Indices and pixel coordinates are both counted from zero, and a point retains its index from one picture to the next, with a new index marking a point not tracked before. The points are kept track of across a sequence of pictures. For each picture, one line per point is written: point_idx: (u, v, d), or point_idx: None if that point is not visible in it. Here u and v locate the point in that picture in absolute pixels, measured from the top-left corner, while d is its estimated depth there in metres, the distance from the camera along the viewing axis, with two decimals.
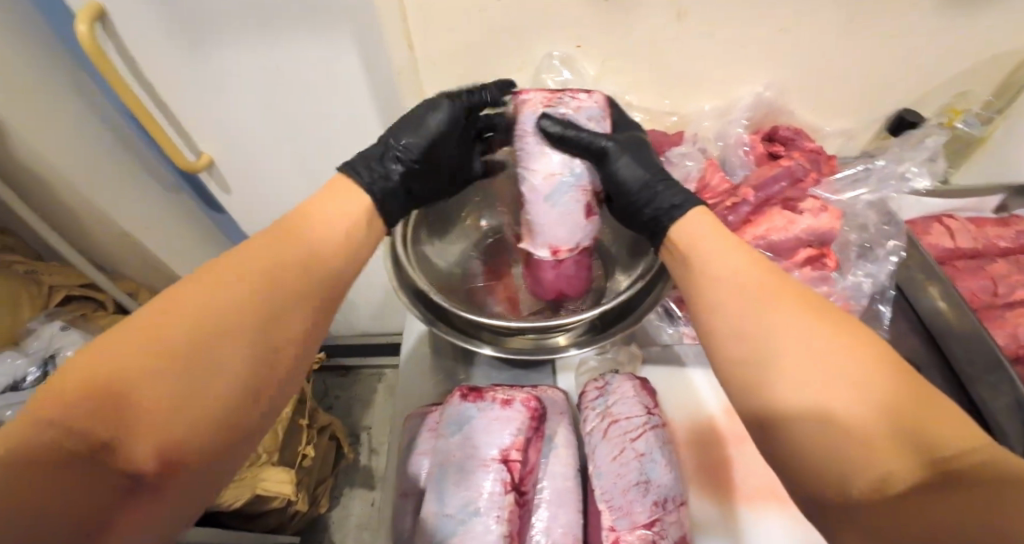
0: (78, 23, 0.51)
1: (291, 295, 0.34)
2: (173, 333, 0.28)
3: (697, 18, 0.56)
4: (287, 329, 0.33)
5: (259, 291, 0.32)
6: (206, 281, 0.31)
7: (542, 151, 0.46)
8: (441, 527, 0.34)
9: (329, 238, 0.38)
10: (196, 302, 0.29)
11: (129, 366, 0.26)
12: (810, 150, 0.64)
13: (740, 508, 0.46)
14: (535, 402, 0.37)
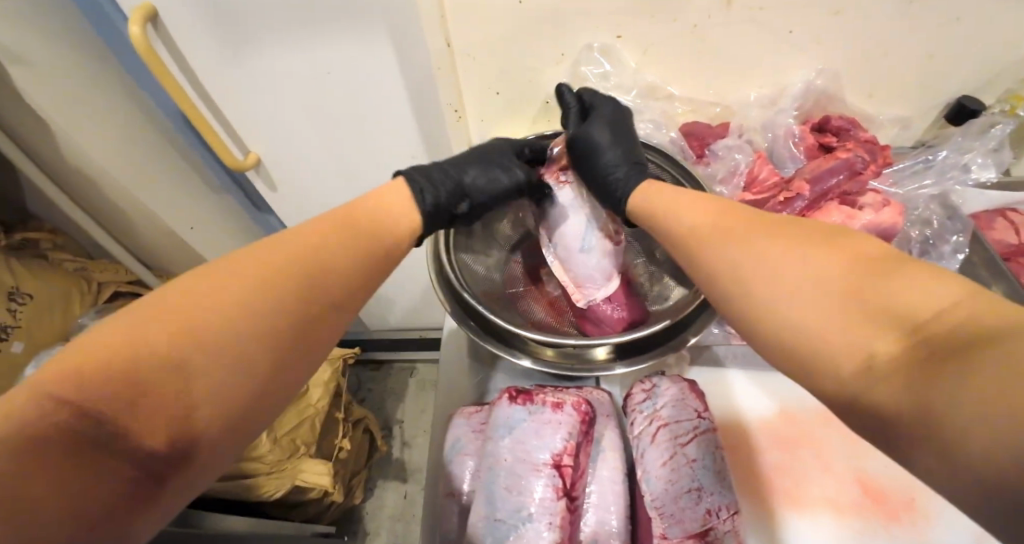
0: (132, 24, 0.52)
1: (275, 298, 0.30)
2: (142, 343, 0.25)
3: (745, 3, 0.54)
4: (275, 334, 0.30)
5: (269, 290, 0.30)
6: (192, 285, 0.29)
7: (553, 224, 0.52)
8: (491, 531, 0.34)
9: (334, 237, 0.36)
10: (170, 307, 0.27)
11: (93, 377, 0.24)
12: (865, 140, 0.61)
13: (793, 514, 0.43)
14: (586, 405, 0.36)
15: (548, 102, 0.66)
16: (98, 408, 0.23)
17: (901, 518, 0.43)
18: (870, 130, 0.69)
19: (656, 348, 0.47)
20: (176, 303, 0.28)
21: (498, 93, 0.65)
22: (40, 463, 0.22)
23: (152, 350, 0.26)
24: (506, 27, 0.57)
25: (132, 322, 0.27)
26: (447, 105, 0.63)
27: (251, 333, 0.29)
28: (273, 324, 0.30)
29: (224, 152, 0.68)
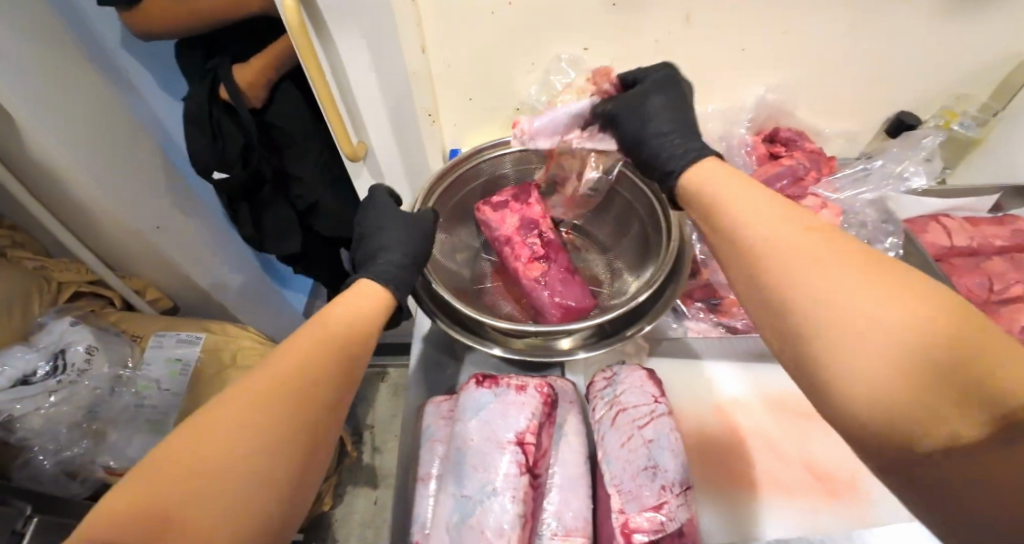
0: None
1: (286, 414, 0.33)
2: (171, 477, 0.27)
3: (704, 22, 0.59)
4: (288, 448, 0.32)
5: (281, 406, 0.33)
6: (209, 416, 0.31)
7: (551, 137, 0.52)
8: (458, 506, 0.35)
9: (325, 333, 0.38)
10: (190, 442, 0.29)
11: (129, 522, 0.25)
12: (810, 151, 0.66)
13: (746, 496, 0.46)
14: (548, 388, 0.39)
15: (520, 109, 0.68)
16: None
17: (845, 495, 0.46)
18: (819, 143, 0.74)
19: (616, 334, 0.49)
20: (195, 436, 0.30)
21: (472, 99, 0.67)
22: None
23: (187, 479, 0.28)
24: (480, 34, 0.60)
25: (139, 485, 0.27)
26: (422, 111, 0.66)
27: (265, 454, 0.31)
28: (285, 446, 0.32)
29: (345, 141, 0.64)
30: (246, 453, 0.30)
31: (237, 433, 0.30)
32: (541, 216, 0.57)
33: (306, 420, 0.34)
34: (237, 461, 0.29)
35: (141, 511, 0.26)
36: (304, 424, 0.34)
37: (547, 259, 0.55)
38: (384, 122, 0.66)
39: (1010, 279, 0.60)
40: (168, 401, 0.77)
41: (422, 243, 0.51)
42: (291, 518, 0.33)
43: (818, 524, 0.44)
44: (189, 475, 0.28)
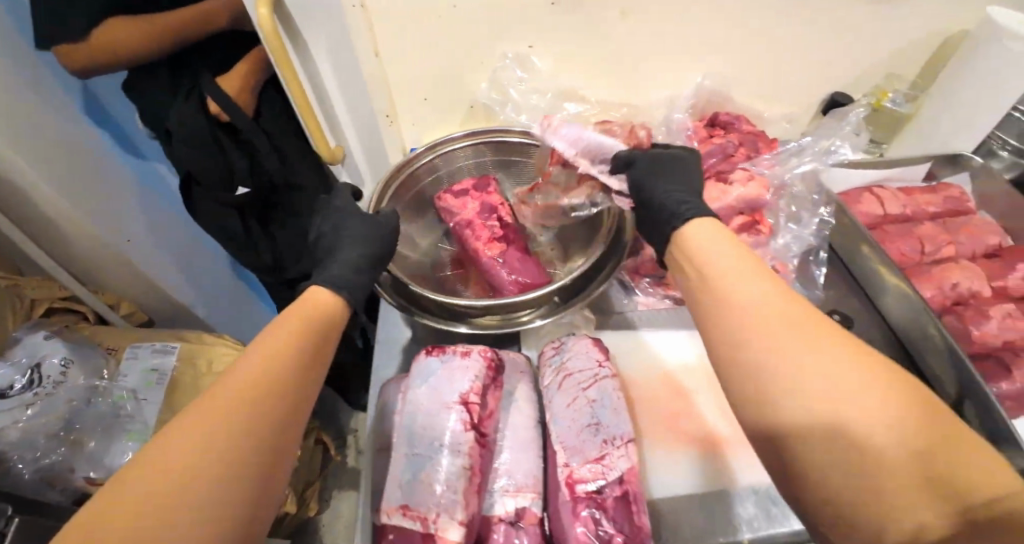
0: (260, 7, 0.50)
1: (243, 428, 0.31)
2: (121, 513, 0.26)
3: (639, 15, 0.62)
4: (247, 461, 0.30)
5: (236, 419, 0.31)
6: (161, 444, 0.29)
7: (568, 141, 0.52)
8: (409, 465, 0.37)
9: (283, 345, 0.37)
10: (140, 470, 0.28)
11: None
12: (748, 132, 0.69)
13: (691, 452, 0.49)
14: (491, 353, 0.42)
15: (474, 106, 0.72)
16: None
17: None
18: (761, 125, 0.78)
19: (568, 303, 0.53)
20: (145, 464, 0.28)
21: (427, 99, 0.70)
22: None
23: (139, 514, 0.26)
24: (431, 36, 0.63)
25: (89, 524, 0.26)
26: (380, 113, 0.70)
27: (220, 473, 0.29)
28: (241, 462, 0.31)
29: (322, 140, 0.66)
30: (198, 474, 0.28)
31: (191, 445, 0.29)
32: (500, 203, 0.60)
33: (266, 431, 0.33)
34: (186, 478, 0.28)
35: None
36: (263, 437, 0.32)
37: (505, 239, 0.58)
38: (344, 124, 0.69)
39: (939, 241, 0.64)
40: (147, 410, 0.77)
41: (380, 253, 0.50)
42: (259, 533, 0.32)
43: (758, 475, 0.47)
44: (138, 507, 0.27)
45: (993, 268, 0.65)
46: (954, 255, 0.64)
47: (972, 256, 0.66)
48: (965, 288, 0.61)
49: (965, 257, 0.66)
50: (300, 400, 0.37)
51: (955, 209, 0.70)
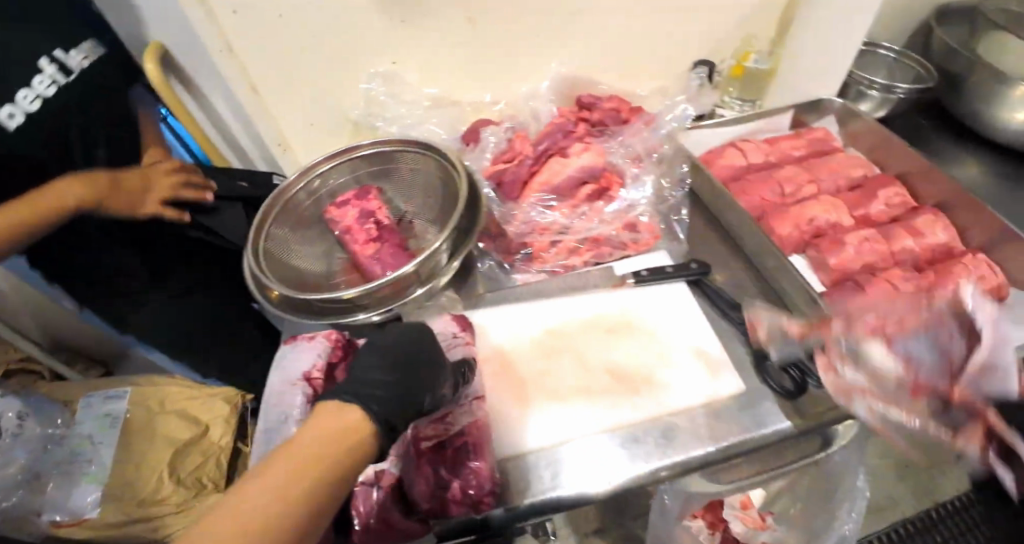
0: (147, 62, 0.59)
1: None
2: None
3: (486, 19, 0.68)
4: None
5: None
6: None
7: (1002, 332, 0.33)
8: (263, 442, 0.41)
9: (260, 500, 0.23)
10: None
11: None
12: (609, 110, 0.71)
13: (552, 403, 0.51)
14: (337, 334, 0.48)
15: (359, 125, 0.77)
16: None
17: (644, 387, 0.52)
18: (635, 100, 0.84)
19: (426, 284, 0.56)
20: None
21: (314, 125, 0.76)
22: None
23: None
24: (301, 66, 0.68)
25: None
26: (271, 141, 0.76)
27: None
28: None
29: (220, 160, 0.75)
30: None
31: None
32: (378, 207, 0.65)
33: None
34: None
35: None
36: None
37: (379, 239, 0.62)
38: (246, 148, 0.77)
39: (797, 182, 0.68)
40: (102, 452, 0.81)
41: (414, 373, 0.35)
42: None
43: (617, 419, 0.50)
44: None
45: (853, 199, 0.68)
46: (815, 191, 0.68)
47: (834, 191, 0.70)
48: (824, 222, 0.64)
49: (829, 193, 0.69)
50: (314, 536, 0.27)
51: (820, 150, 0.74)
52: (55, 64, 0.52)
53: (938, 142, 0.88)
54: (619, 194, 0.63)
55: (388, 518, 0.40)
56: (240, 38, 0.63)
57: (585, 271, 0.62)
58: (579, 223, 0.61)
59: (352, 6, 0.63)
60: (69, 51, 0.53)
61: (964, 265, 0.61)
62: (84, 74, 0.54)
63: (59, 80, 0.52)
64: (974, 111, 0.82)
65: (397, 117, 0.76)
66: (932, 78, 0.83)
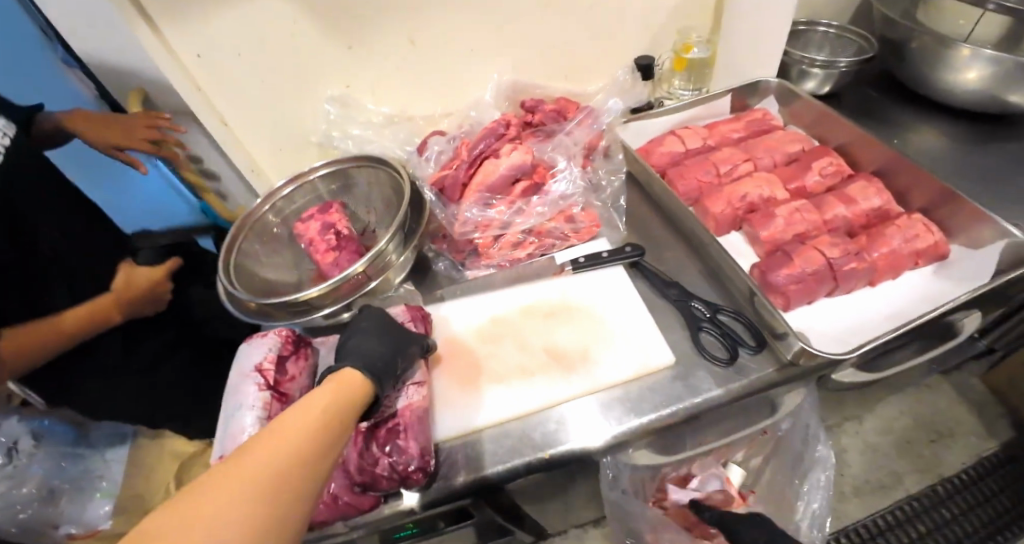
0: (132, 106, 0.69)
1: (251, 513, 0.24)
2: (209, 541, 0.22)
3: (426, 38, 0.74)
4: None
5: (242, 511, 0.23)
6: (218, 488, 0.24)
7: None
8: (221, 427, 0.47)
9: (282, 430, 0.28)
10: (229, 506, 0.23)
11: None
12: (551, 111, 0.75)
13: (493, 385, 0.55)
14: (288, 330, 0.53)
15: (324, 146, 0.83)
16: None
17: (579, 364, 0.56)
18: (582, 100, 0.88)
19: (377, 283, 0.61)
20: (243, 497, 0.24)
21: (282, 149, 0.82)
22: None
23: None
24: (262, 98, 0.75)
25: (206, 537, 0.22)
26: (245, 168, 0.81)
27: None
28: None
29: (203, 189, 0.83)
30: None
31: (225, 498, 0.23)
32: (338, 219, 0.70)
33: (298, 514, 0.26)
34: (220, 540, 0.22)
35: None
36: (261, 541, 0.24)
37: (338, 248, 0.67)
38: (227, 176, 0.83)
39: (732, 162, 0.71)
40: (113, 469, 0.91)
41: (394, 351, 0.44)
42: None
43: (551, 393, 0.54)
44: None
45: (788, 173, 0.70)
46: (749, 169, 0.71)
47: (771, 167, 0.73)
48: (756, 197, 0.66)
49: (765, 170, 0.72)
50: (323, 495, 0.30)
51: (758, 129, 0.77)
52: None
53: (890, 110, 0.89)
54: (551, 185, 0.67)
55: (335, 491, 0.46)
56: (207, 78, 0.70)
57: (530, 262, 0.66)
58: (517, 218, 0.65)
59: (299, 37, 0.70)
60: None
61: (898, 225, 0.62)
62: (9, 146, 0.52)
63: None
64: (919, 76, 0.82)
65: (356, 136, 0.82)
66: (872, 49, 0.85)
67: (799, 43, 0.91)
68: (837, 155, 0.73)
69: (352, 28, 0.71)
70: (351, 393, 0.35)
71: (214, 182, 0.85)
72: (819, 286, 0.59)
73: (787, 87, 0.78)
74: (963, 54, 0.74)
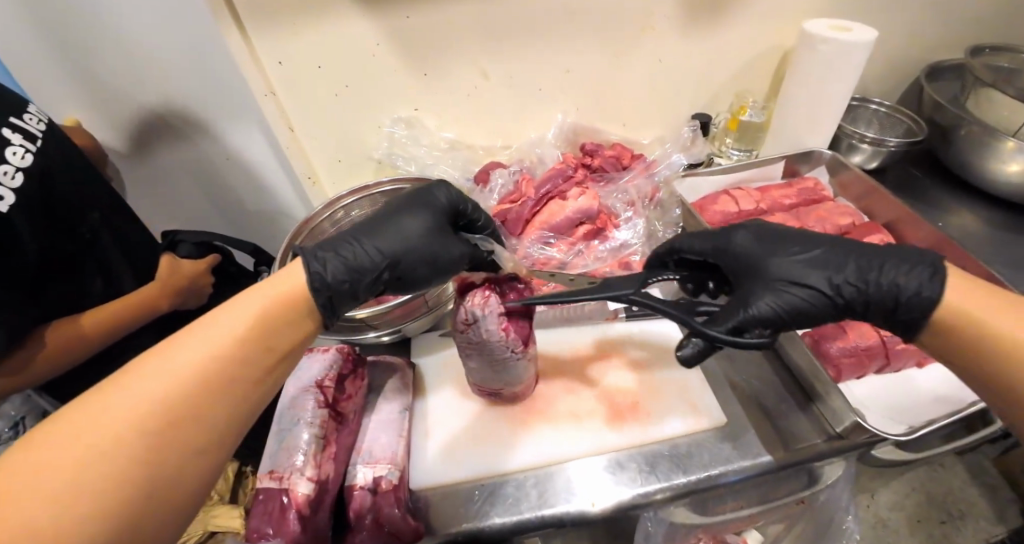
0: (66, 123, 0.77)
1: (179, 375, 0.32)
2: (142, 392, 0.30)
3: (499, 74, 0.77)
4: (157, 401, 0.30)
5: (169, 370, 0.31)
6: (151, 360, 0.32)
7: None
8: (274, 437, 0.47)
9: (222, 321, 0.35)
10: (149, 368, 0.31)
11: (111, 424, 0.28)
12: (610, 157, 0.78)
13: (544, 426, 0.56)
14: (348, 347, 0.53)
15: (382, 163, 0.85)
16: (122, 449, 0.28)
17: (629, 415, 0.56)
18: (637, 148, 0.90)
19: (416, 315, 0.61)
20: (164, 364, 0.32)
21: (341, 160, 0.83)
22: (111, 484, 0.27)
23: (150, 403, 0.30)
24: (331, 111, 0.76)
25: (129, 386, 0.30)
26: (302, 175, 0.82)
27: (159, 402, 0.30)
28: (157, 467, 0.29)
29: (252, 187, 0.87)
30: (169, 401, 0.31)
31: (127, 411, 0.29)
32: None
33: (229, 395, 0.34)
34: (102, 467, 0.27)
35: (127, 423, 0.29)
36: (196, 394, 0.32)
37: None
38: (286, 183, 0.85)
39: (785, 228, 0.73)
40: None
41: (419, 269, 0.45)
42: (210, 473, 0.32)
43: (600, 444, 0.54)
44: (135, 390, 0.30)
45: None
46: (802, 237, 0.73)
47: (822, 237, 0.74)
48: None
49: None
50: (268, 371, 0.37)
51: (809, 198, 0.79)
52: (19, 133, 0.55)
53: (934, 191, 0.90)
54: (612, 232, 0.69)
55: (380, 517, 0.46)
56: (282, 85, 0.72)
57: (581, 304, 0.64)
58: (574, 260, 0.66)
59: (379, 60, 0.72)
60: (23, 115, 0.57)
61: None
62: (46, 133, 0.58)
63: (30, 146, 0.56)
64: (964, 161, 0.84)
65: (415, 157, 0.83)
66: (921, 131, 0.87)
67: (848, 117, 0.95)
68: (886, 231, 0.75)
69: (430, 57, 0.73)
70: (274, 307, 0.38)
71: (270, 185, 0.86)
72: (871, 362, 0.59)
73: (840, 160, 0.81)
74: (1008, 145, 0.76)
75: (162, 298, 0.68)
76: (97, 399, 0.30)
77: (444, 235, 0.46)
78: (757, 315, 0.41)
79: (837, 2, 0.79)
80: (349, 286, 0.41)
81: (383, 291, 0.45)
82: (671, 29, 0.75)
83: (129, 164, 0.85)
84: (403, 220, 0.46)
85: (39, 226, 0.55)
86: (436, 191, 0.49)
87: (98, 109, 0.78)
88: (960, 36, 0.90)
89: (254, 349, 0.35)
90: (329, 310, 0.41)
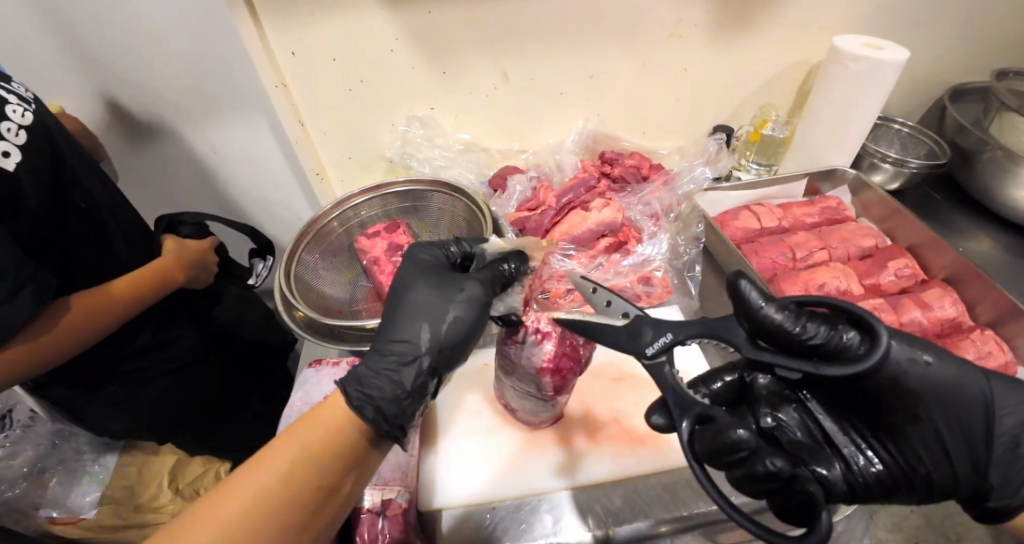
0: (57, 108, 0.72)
1: (291, 491, 0.31)
2: (258, 504, 0.30)
3: (520, 76, 0.74)
4: (269, 522, 0.30)
5: (282, 485, 0.31)
6: (265, 468, 0.31)
7: None
8: None
9: (329, 422, 0.33)
10: (264, 479, 0.30)
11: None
12: (631, 166, 0.75)
13: (561, 451, 0.54)
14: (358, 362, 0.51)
15: (393, 163, 0.82)
16: None
17: (648, 439, 0.55)
18: (656, 158, 0.88)
19: None
20: (279, 476, 0.31)
21: (352, 157, 0.80)
22: None
23: (262, 522, 0.30)
24: (344, 107, 0.74)
25: (247, 498, 0.30)
26: (310, 171, 0.79)
27: (273, 522, 0.30)
28: None
29: (256, 181, 0.83)
30: (279, 519, 0.30)
31: (243, 532, 0.29)
32: (406, 241, 0.68)
33: (331, 502, 0.33)
34: None
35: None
36: (303, 509, 0.31)
37: None
38: (293, 178, 0.82)
39: (808, 248, 0.71)
40: (107, 453, 0.86)
41: (456, 332, 0.37)
42: None
43: (618, 470, 0.52)
44: (251, 504, 0.30)
45: (862, 268, 0.71)
46: (825, 258, 0.71)
47: (844, 258, 0.73)
48: (832, 288, 0.67)
49: (839, 261, 0.72)
50: (368, 470, 0.35)
51: (832, 218, 0.78)
52: (14, 95, 0.52)
53: (952, 215, 0.89)
54: (634, 245, 0.67)
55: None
56: (295, 77, 0.69)
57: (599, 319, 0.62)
58: (594, 273, 0.62)
59: (396, 56, 0.69)
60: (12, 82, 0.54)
61: (971, 338, 0.62)
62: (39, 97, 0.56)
63: (27, 107, 0.53)
64: (985, 186, 0.83)
65: (428, 158, 0.81)
66: (944, 154, 0.86)
67: (870, 135, 0.93)
68: (909, 255, 0.73)
69: (450, 54, 0.70)
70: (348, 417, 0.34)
71: (277, 180, 0.83)
72: None
73: (863, 180, 0.79)
74: None
75: (176, 268, 0.65)
76: (218, 510, 0.29)
77: (455, 283, 0.39)
78: (746, 436, 0.32)
79: (867, 18, 0.77)
80: (395, 393, 0.35)
81: (439, 371, 0.37)
82: (700, 38, 0.73)
83: (125, 152, 0.81)
84: (407, 298, 0.39)
85: (46, 187, 0.52)
86: (420, 250, 0.43)
87: (98, 93, 0.74)
88: (987, 59, 0.89)
89: (357, 455, 0.34)
90: (384, 421, 0.34)
